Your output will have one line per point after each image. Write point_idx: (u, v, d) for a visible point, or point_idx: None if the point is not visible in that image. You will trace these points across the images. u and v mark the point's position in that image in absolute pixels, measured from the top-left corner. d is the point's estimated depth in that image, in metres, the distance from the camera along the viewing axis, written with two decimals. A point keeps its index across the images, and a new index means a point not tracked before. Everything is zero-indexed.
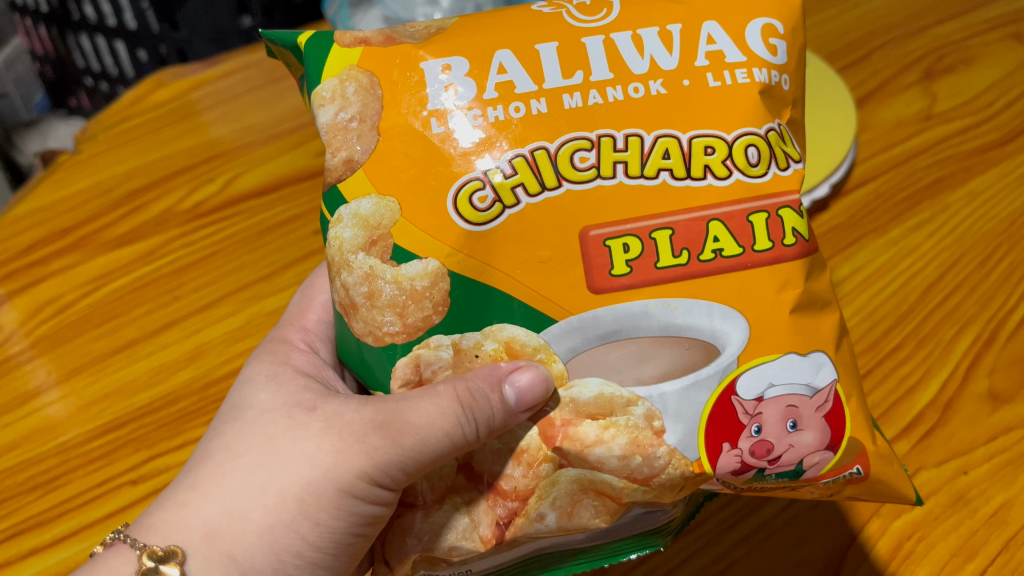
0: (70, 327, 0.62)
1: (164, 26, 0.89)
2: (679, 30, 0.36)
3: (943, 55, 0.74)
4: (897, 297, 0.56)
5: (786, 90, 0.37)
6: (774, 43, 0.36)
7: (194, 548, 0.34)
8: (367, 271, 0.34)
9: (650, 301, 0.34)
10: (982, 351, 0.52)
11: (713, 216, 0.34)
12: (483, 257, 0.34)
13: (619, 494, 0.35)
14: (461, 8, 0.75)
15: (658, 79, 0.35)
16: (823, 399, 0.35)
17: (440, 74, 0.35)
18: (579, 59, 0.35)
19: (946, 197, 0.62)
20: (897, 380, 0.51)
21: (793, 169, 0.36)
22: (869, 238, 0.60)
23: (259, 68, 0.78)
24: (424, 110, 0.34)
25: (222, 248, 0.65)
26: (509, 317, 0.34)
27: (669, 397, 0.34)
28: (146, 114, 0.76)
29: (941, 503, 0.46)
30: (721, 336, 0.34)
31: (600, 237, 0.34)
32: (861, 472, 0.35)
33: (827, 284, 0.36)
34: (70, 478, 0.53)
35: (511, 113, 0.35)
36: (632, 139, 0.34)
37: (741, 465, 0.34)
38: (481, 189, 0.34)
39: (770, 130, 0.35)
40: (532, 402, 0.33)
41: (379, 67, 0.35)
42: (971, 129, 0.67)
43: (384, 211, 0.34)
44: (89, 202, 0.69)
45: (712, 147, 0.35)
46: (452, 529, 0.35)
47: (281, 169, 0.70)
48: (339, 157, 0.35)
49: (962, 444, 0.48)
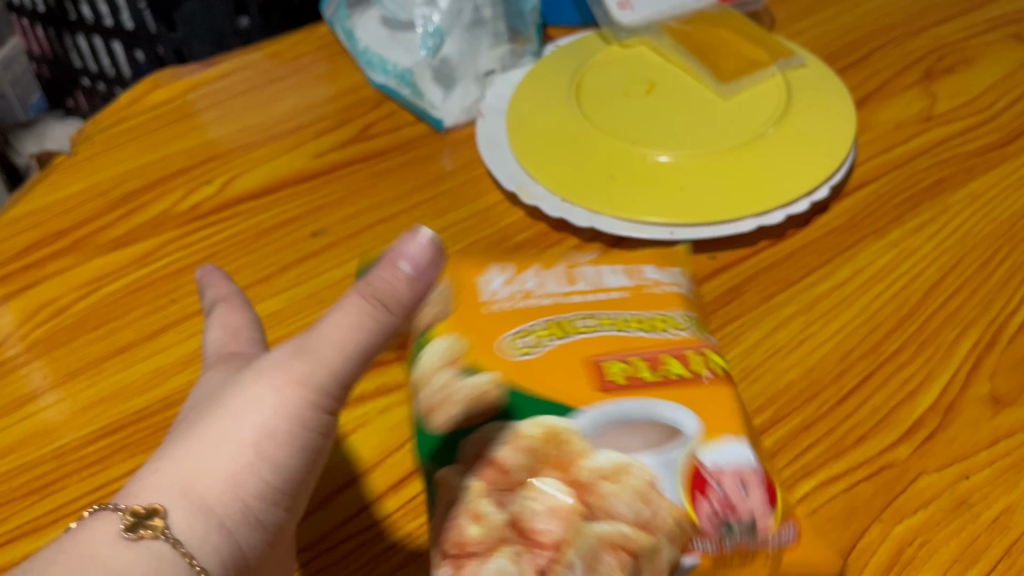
0: (67, 329, 0.58)
1: (161, 26, 0.88)
2: (619, 267, 0.50)
3: (943, 55, 0.74)
4: (897, 301, 0.54)
5: (690, 292, 0.50)
6: (674, 271, 0.50)
7: (177, 501, 0.31)
8: (441, 383, 0.43)
9: (645, 401, 0.41)
10: (984, 353, 0.50)
11: (667, 352, 0.44)
12: (524, 377, 0.42)
13: (630, 541, 0.36)
14: (460, 8, 0.69)
15: (612, 292, 0.48)
16: (761, 472, 0.39)
17: (490, 288, 0.48)
18: (568, 286, 0.49)
19: (946, 198, 0.61)
20: (897, 384, 0.48)
21: (708, 339, 0.46)
22: (869, 240, 0.58)
23: (257, 69, 0.79)
24: (484, 305, 0.46)
25: (219, 249, 0.63)
26: (546, 408, 0.41)
27: (657, 462, 0.39)
28: (143, 115, 0.75)
29: (942, 508, 0.42)
30: (681, 423, 0.40)
31: (600, 361, 0.43)
32: (796, 537, 0.38)
33: (744, 407, 0.43)
34: (65, 484, 0.49)
35: (526, 302, 0.47)
36: (603, 316, 0.46)
37: (712, 515, 0.37)
38: (522, 336, 0.44)
39: (690, 316, 0.47)
40: (427, 279, 0.35)
41: (456, 278, 0.48)
42: (971, 129, 0.67)
43: (443, 315, 0.46)
44: (85, 205, 0.67)
45: (667, 321, 0.46)
46: (502, 574, 0.35)
47: (277, 172, 0.69)
48: (423, 323, 0.45)
49: (964, 448, 0.44)
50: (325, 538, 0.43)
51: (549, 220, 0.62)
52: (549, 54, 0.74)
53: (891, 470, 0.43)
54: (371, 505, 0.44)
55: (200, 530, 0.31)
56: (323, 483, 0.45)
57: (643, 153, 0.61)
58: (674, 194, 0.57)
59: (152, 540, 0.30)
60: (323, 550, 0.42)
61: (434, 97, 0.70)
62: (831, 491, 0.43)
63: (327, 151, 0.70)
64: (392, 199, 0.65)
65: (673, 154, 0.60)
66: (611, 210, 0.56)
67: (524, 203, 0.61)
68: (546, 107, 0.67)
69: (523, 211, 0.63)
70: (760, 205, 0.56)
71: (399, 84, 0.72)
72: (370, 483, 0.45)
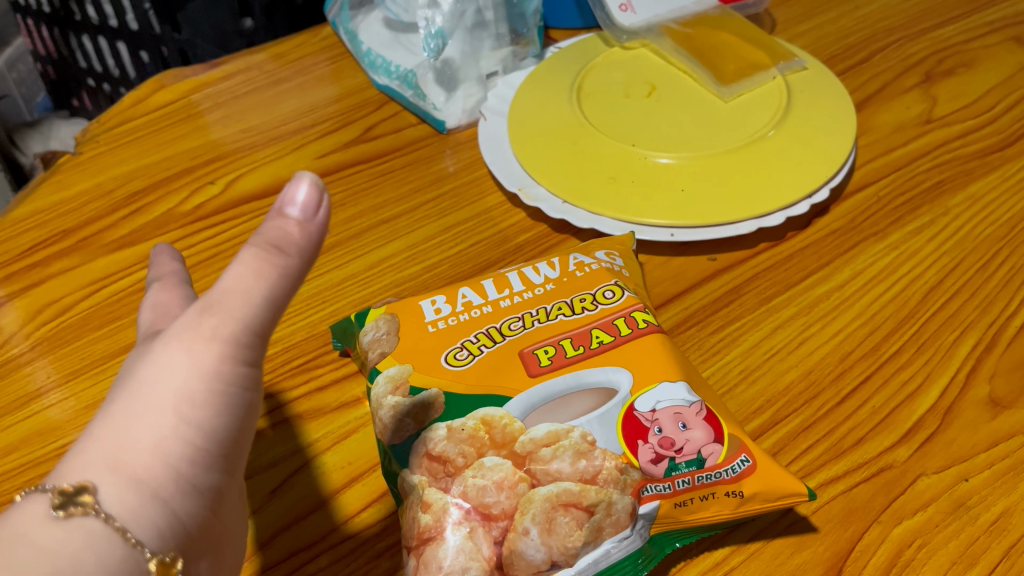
0: (70, 329, 0.57)
1: (166, 27, 0.89)
2: (559, 260, 0.52)
3: (943, 57, 0.75)
4: (897, 302, 0.54)
5: (623, 266, 0.53)
6: (612, 255, 0.53)
7: (107, 476, 0.27)
8: (391, 404, 0.43)
9: (569, 375, 0.43)
10: (983, 356, 0.50)
11: (593, 327, 0.46)
12: (456, 376, 0.43)
13: (580, 498, 0.38)
14: (463, 9, 0.68)
15: (549, 285, 0.50)
16: (699, 407, 0.41)
17: (435, 306, 0.48)
18: (503, 283, 0.50)
19: (945, 201, 0.61)
20: (897, 386, 0.48)
21: (628, 295, 0.49)
22: (870, 242, 0.59)
23: (260, 70, 0.80)
24: (430, 324, 0.47)
25: (223, 250, 0.63)
26: (483, 401, 0.42)
27: (594, 422, 0.40)
28: (147, 116, 0.76)
29: (941, 510, 0.42)
30: (614, 381, 0.43)
31: (531, 351, 0.44)
32: (749, 461, 0.40)
33: (677, 354, 0.46)
34: None
35: (472, 313, 0.48)
36: (541, 310, 0.48)
37: (657, 456, 0.39)
38: (460, 350, 0.45)
39: (616, 284, 0.50)
40: (318, 218, 0.35)
41: (402, 305, 0.49)
42: (971, 132, 0.67)
43: (390, 339, 0.47)
44: (90, 204, 0.67)
45: (609, 292, 0.49)
46: (461, 550, 0.36)
47: (281, 173, 0.69)
48: (376, 354, 0.46)
49: (962, 450, 0.44)
50: (325, 538, 0.42)
51: (551, 221, 0.62)
52: (550, 56, 0.75)
53: (891, 471, 0.43)
54: (380, 502, 0.43)
55: (132, 504, 0.27)
56: (324, 481, 0.45)
57: (645, 155, 0.61)
58: (674, 195, 0.58)
59: (83, 518, 0.26)
60: (326, 549, 0.41)
61: (437, 99, 0.70)
62: (830, 491, 0.43)
63: (331, 151, 0.71)
64: (395, 200, 0.65)
65: (674, 156, 0.61)
66: (613, 212, 0.57)
67: (527, 204, 0.62)
68: (548, 108, 0.67)
69: (525, 212, 0.63)
70: (760, 207, 0.56)
71: (402, 86, 0.73)
72: (372, 483, 0.44)
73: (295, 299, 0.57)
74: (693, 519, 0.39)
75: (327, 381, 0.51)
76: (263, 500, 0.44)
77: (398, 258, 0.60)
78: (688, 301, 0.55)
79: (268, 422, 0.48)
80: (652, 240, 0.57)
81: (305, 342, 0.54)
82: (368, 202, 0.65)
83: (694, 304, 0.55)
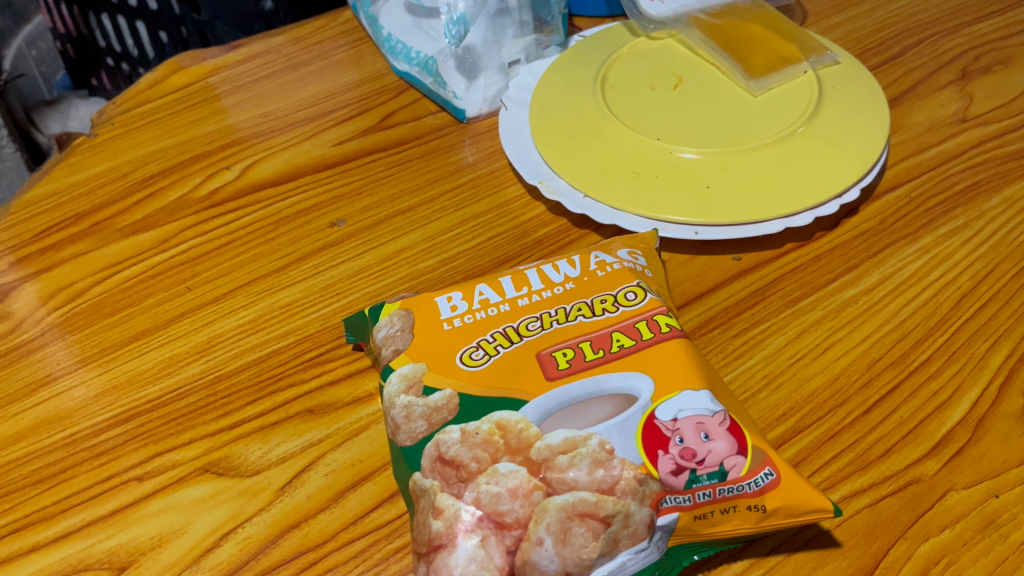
0: (82, 315, 0.56)
1: (185, 7, 0.88)
2: (579, 258, 0.51)
3: (980, 54, 0.72)
4: (928, 308, 0.52)
5: (647, 267, 0.51)
6: (635, 253, 0.52)
7: None
8: (404, 404, 0.42)
9: (588, 380, 0.42)
10: (1017, 367, 0.48)
11: (614, 329, 0.45)
12: (471, 376, 0.42)
13: (596, 509, 0.37)
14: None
15: (568, 284, 0.49)
16: (722, 418, 0.40)
17: (450, 301, 0.47)
18: (522, 280, 0.49)
19: (981, 204, 0.59)
20: (926, 396, 0.47)
21: (650, 297, 0.47)
22: (901, 245, 0.57)
23: (279, 54, 0.79)
24: (445, 321, 0.46)
25: (237, 238, 0.61)
26: (499, 404, 0.41)
27: (613, 429, 0.39)
28: (163, 100, 0.75)
29: (970, 527, 0.40)
30: (635, 388, 0.41)
31: (549, 352, 0.43)
32: (773, 474, 0.38)
33: (703, 362, 0.44)
34: (74, 474, 0.46)
35: (488, 310, 0.47)
36: (560, 310, 0.47)
37: (676, 466, 0.38)
38: (476, 349, 0.44)
39: (638, 285, 0.48)
40: None
41: (417, 299, 0.48)
42: (1008, 132, 0.64)
43: (403, 334, 0.46)
44: (104, 189, 0.67)
45: (632, 293, 0.47)
46: (472, 560, 0.35)
47: (296, 160, 0.68)
48: (389, 351, 0.46)
49: (994, 465, 0.43)
50: (336, 537, 0.41)
51: (571, 215, 0.61)
52: (574, 45, 0.73)
53: (918, 485, 0.42)
54: (391, 502, 0.43)
55: None
56: (337, 477, 0.44)
57: (668, 149, 0.59)
58: (698, 192, 0.56)
59: None
60: (335, 549, 0.41)
61: (457, 87, 0.70)
62: (854, 505, 0.41)
63: (347, 139, 0.69)
64: (412, 190, 0.64)
65: (699, 151, 0.59)
66: (635, 207, 0.55)
67: (547, 198, 0.60)
68: (570, 99, 0.65)
69: (545, 206, 0.62)
70: (788, 206, 0.55)
71: (422, 73, 0.71)
72: (383, 482, 0.44)
73: (309, 290, 0.56)
74: (712, 532, 0.38)
75: (339, 375, 0.50)
76: (273, 497, 0.43)
77: (414, 250, 0.59)
78: (710, 302, 0.53)
79: (280, 417, 0.47)
80: (674, 237, 0.56)
81: (317, 334, 0.53)
82: (384, 192, 0.64)
83: (717, 305, 0.53)
